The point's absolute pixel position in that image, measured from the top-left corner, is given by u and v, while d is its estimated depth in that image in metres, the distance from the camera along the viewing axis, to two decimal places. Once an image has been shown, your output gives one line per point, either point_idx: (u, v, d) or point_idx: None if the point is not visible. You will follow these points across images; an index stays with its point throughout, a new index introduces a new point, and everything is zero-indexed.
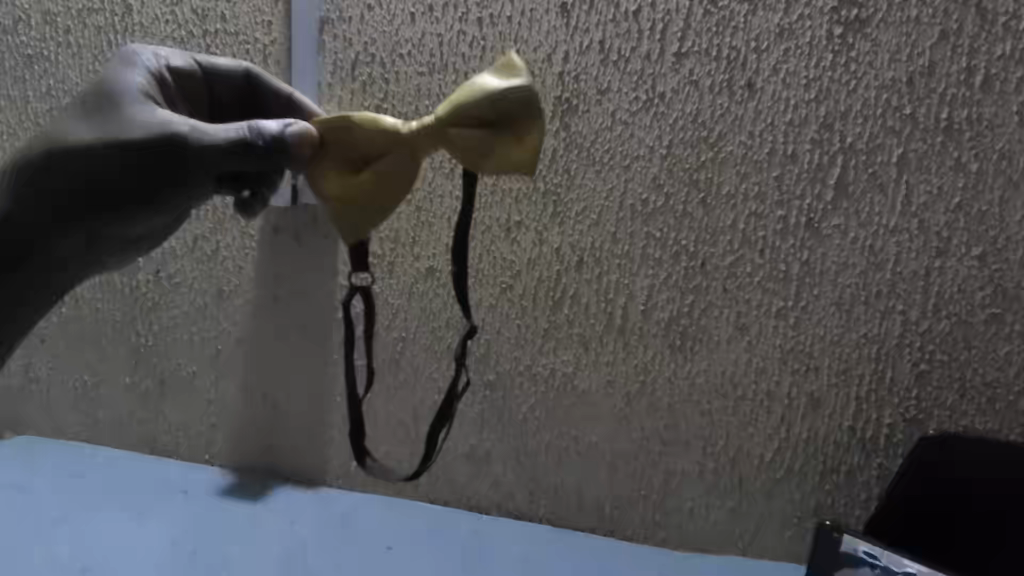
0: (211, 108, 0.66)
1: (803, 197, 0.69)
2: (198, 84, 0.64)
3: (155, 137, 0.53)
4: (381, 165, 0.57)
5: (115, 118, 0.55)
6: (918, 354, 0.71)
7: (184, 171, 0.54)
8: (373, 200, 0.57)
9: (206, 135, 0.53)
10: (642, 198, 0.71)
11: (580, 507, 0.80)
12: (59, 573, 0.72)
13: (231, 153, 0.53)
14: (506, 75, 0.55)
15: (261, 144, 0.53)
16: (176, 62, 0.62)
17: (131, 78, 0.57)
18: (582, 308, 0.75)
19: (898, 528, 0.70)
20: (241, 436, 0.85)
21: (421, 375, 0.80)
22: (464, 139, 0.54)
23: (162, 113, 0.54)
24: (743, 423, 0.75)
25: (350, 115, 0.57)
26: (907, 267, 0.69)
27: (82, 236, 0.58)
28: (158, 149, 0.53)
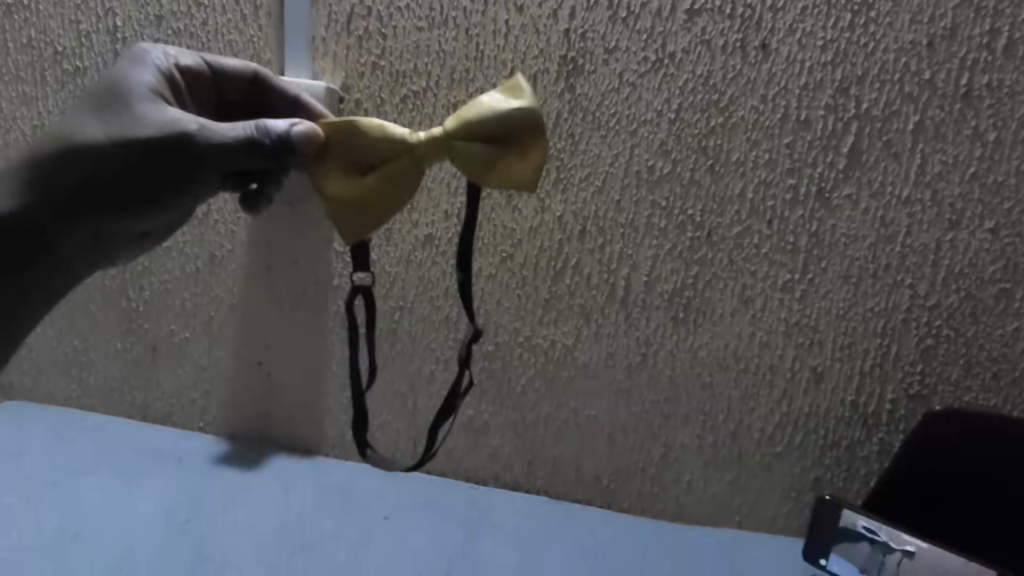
0: (216, 107, 0.66)
1: (815, 165, 0.66)
2: (205, 85, 0.64)
3: (162, 134, 0.54)
4: (384, 169, 0.55)
5: (122, 116, 0.55)
6: (925, 330, 0.70)
7: (190, 166, 0.54)
8: (375, 203, 0.56)
9: (213, 132, 0.54)
10: (648, 164, 0.69)
11: (579, 479, 0.80)
12: (53, 538, 0.71)
13: (240, 151, 0.54)
14: (513, 94, 0.54)
15: (268, 143, 0.54)
16: (184, 62, 0.62)
17: (140, 78, 0.58)
18: (584, 279, 0.73)
19: (896, 501, 0.70)
20: (237, 405, 0.84)
21: (419, 345, 0.78)
22: (471, 154, 0.53)
23: (170, 113, 0.55)
24: (745, 397, 0.74)
25: (358, 120, 0.56)
26: (918, 240, 0.67)
27: (88, 232, 0.58)
28: (165, 146, 0.54)
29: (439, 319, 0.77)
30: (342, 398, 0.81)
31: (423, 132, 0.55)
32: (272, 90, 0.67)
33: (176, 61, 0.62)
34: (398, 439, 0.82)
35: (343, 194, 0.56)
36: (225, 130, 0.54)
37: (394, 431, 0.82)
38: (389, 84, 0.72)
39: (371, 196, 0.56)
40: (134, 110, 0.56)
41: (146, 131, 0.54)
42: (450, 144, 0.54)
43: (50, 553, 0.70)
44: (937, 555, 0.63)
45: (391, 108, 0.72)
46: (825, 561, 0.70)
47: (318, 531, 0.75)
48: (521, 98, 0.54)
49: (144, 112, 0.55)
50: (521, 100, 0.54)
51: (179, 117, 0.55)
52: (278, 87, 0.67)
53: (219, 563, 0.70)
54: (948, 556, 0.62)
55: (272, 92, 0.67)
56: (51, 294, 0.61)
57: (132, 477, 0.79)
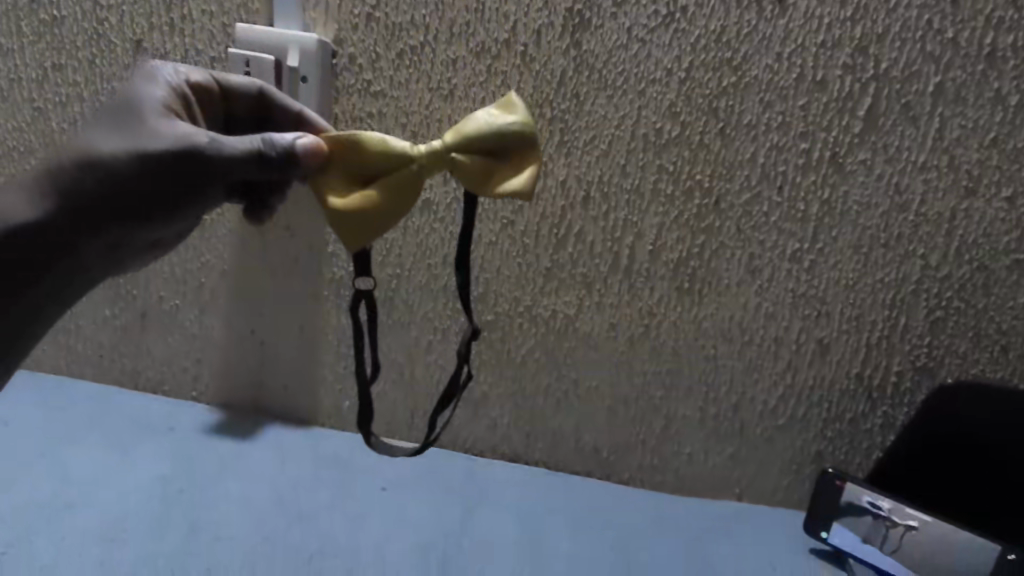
0: (223, 123, 0.62)
1: (829, 129, 0.64)
2: (213, 100, 0.60)
3: (170, 148, 0.50)
4: (385, 182, 0.51)
5: (127, 131, 0.51)
6: (935, 301, 0.68)
7: (199, 179, 0.50)
8: (375, 215, 0.51)
9: (224, 146, 0.50)
10: (656, 127, 0.66)
11: (578, 450, 0.79)
12: (45, 506, 0.70)
13: (251, 166, 0.50)
14: (509, 109, 0.52)
15: (274, 156, 0.50)
16: (193, 78, 0.58)
17: (150, 94, 0.54)
18: (587, 247, 0.71)
19: (899, 471, 0.70)
20: (231, 376, 0.82)
21: (416, 313, 0.76)
22: (473, 168, 0.50)
23: (182, 128, 0.51)
24: (749, 368, 0.73)
25: (355, 132, 0.52)
26: (933, 209, 0.65)
27: (103, 243, 0.53)
28: (174, 162, 0.50)
29: (437, 287, 0.75)
30: (338, 367, 0.79)
31: (421, 145, 0.51)
32: (279, 108, 0.62)
33: (187, 77, 0.58)
34: (394, 409, 0.81)
35: (340, 205, 0.51)
36: (235, 142, 0.50)
37: (391, 402, 0.80)
38: (384, 38, 0.68)
39: (372, 207, 0.51)
40: (142, 126, 0.52)
41: (153, 145, 0.50)
42: (451, 157, 0.51)
43: (43, 520, 0.69)
44: (941, 535, 0.63)
45: (386, 64, 0.69)
46: (826, 534, 0.70)
47: (314, 502, 0.74)
48: (517, 112, 0.51)
49: (152, 126, 0.52)
50: (517, 114, 0.51)
51: (186, 131, 0.51)
52: (286, 103, 0.62)
53: (214, 533, 0.69)
54: (952, 536, 0.63)
55: (280, 110, 0.62)
56: (61, 305, 0.55)
57: (126, 445, 0.78)
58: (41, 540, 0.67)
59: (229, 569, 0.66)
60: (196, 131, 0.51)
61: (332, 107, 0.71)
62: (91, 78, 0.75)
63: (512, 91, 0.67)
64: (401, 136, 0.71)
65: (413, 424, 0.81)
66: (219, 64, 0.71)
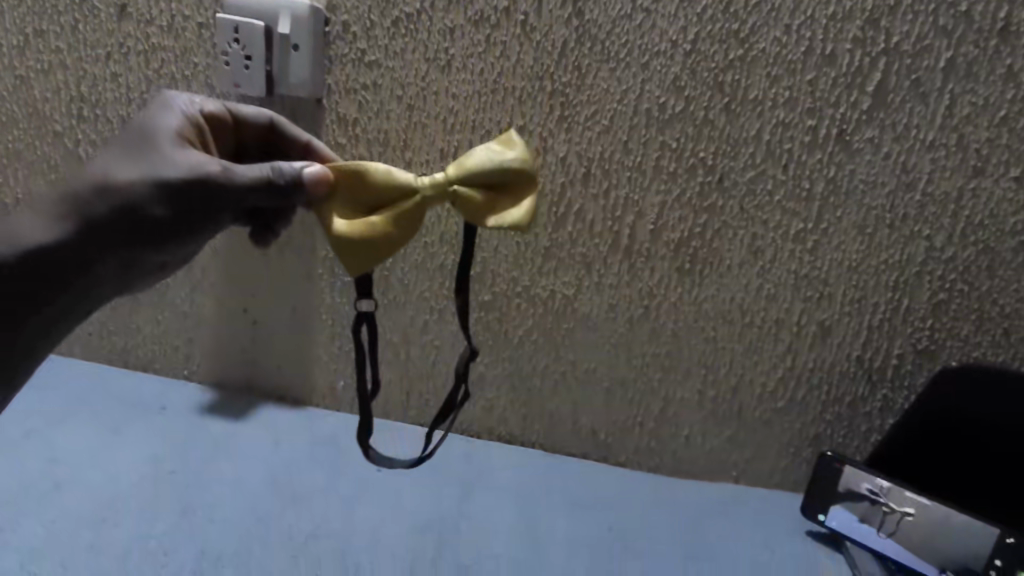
0: (234, 151, 0.62)
1: (837, 106, 0.62)
2: (226, 130, 0.60)
3: (183, 176, 0.50)
4: (386, 213, 0.50)
5: (141, 159, 0.51)
6: (938, 283, 0.67)
7: (210, 206, 0.50)
8: (377, 245, 0.50)
9: (235, 174, 0.50)
10: (660, 101, 0.64)
11: (575, 432, 0.78)
12: (31, 487, 0.69)
13: (260, 197, 0.50)
14: (509, 145, 0.51)
15: (284, 183, 0.50)
16: (208, 107, 0.58)
17: (165, 123, 0.54)
18: (586, 226, 0.70)
19: (898, 450, 0.69)
20: (223, 356, 0.81)
21: (412, 293, 0.75)
22: (476, 203, 0.50)
23: (196, 156, 0.51)
24: (749, 351, 0.72)
25: (357, 164, 0.51)
26: (939, 188, 0.64)
27: (113, 262, 0.52)
28: (187, 190, 0.50)
29: (434, 266, 0.73)
30: (332, 346, 0.78)
31: (423, 177, 0.50)
32: (289, 138, 0.62)
33: (201, 107, 0.58)
34: (389, 390, 0.80)
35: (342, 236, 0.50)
36: (246, 170, 0.50)
37: (387, 382, 0.79)
38: (379, 5, 0.66)
39: (374, 238, 0.50)
40: (156, 154, 0.51)
41: (165, 172, 0.50)
42: (454, 191, 0.50)
43: (32, 500, 0.68)
44: (939, 516, 0.64)
45: (381, 32, 0.67)
46: (823, 516, 0.70)
47: (309, 484, 0.73)
48: (518, 148, 0.50)
49: (166, 154, 0.51)
50: (517, 150, 0.50)
51: (199, 159, 0.51)
52: (296, 133, 0.62)
53: (207, 515, 0.68)
54: (950, 519, 0.63)
55: (290, 141, 0.62)
56: (64, 325, 0.54)
57: (117, 425, 0.77)
58: (30, 521, 0.66)
59: (222, 552, 0.65)
60: (207, 159, 0.50)
61: (324, 77, 0.69)
62: (74, 44, 0.72)
63: (512, 62, 0.65)
64: (396, 108, 0.69)
65: (409, 404, 0.80)
66: (207, 31, 0.69)
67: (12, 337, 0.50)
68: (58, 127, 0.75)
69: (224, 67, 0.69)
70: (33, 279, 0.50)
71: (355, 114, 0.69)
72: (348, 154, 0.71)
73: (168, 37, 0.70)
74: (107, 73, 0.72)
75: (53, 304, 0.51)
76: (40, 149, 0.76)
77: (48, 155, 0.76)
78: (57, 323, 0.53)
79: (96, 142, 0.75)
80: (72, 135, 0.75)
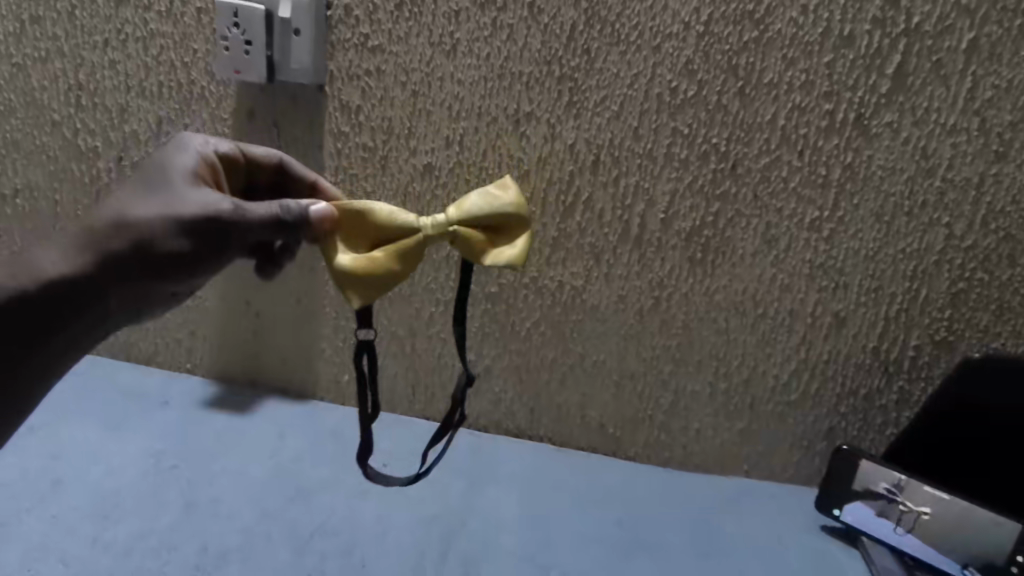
0: (244, 190, 0.60)
1: (855, 89, 0.61)
2: (237, 170, 0.58)
3: (198, 215, 0.49)
4: (388, 249, 0.51)
5: (155, 196, 0.50)
6: (958, 273, 0.65)
7: (221, 244, 0.49)
8: (378, 280, 0.51)
9: (248, 212, 0.49)
10: (671, 85, 0.63)
11: (583, 427, 0.77)
12: (30, 487, 0.68)
13: (271, 235, 0.50)
14: (503, 189, 0.53)
15: (291, 220, 0.49)
16: (221, 147, 0.56)
17: (177, 162, 0.52)
18: (595, 216, 0.68)
19: (918, 433, 0.68)
20: (225, 348, 0.80)
21: (417, 285, 0.74)
22: (474, 243, 0.52)
23: (208, 193, 0.50)
24: (761, 342, 0.70)
25: (360, 201, 0.52)
26: (960, 174, 0.62)
27: (127, 294, 0.50)
28: (199, 230, 0.49)
29: (440, 257, 0.72)
30: (337, 339, 0.77)
31: (425, 215, 0.52)
32: (299, 180, 0.60)
33: (215, 147, 0.56)
34: (395, 384, 0.79)
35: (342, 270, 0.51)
36: (256, 207, 0.49)
37: (392, 376, 0.78)
38: None
39: (376, 272, 0.51)
40: (170, 191, 0.50)
41: (179, 211, 0.49)
42: (454, 231, 0.52)
43: (35, 496, 0.67)
44: (957, 511, 0.62)
45: (385, 16, 0.65)
46: (838, 512, 0.69)
47: (314, 478, 0.72)
48: (513, 192, 0.53)
49: (179, 191, 0.50)
50: (513, 193, 0.53)
51: (212, 197, 0.49)
52: (307, 175, 0.60)
53: (213, 508, 0.67)
54: (969, 515, 0.62)
55: (300, 184, 0.60)
56: (73, 356, 0.51)
57: (119, 422, 0.76)
58: (30, 518, 0.65)
59: (227, 549, 0.64)
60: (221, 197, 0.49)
61: (326, 63, 0.67)
62: (71, 30, 0.71)
63: (519, 46, 0.64)
64: (400, 95, 0.67)
65: (414, 398, 0.79)
66: (206, 17, 0.68)
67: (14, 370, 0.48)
68: (56, 116, 0.74)
69: (223, 53, 0.67)
70: (43, 308, 0.49)
71: (358, 102, 0.68)
72: (351, 142, 0.69)
73: (167, 23, 0.69)
74: (105, 60, 0.71)
75: (60, 334, 0.49)
76: (38, 138, 0.75)
77: (46, 146, 0.75)
78: (64, 355, 0.50)
79: (94, 132, 0.74)
80: (70, 124, 0.74)
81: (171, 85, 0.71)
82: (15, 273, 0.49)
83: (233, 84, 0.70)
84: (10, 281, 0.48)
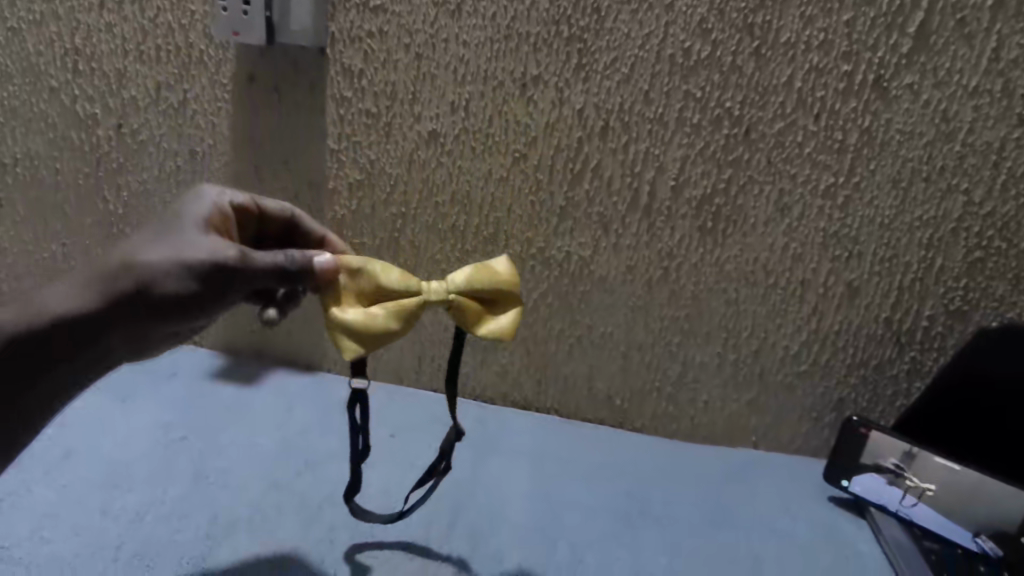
0: (252, 241, 0.60)
1: (875, 49, 0.59)
2: (249, 220, 0.58)
3: (204, 261, 0.48)
4: (387, 308, 0.51)
5: (165, 240, 0.49)
6: (975, 241, 0.64)
7: (224, 288, 0.48)
8: (375, 339, 0.50)
9: (254, 260, 0.48)
10: (684, 46, 0.61)
11: (590, 398, 0.77)
12: (34, 460, 0.66)
13: (275, 282, 0.49)
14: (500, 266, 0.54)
15: (298, 269, 0.49)
16: (236, 198, 0.56)
17: (192, 210, 0.52)
18: (604, 183, 0.67)
19: (929, 404, 0.67)
20: (231, 321, 0.81)
21: (423, 255, 0.72)
22: (470, 313, 0.53)
23: (217, 239, 0.49)
24: (772, 313, 0.69)
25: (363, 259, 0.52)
26: (981, 138, 0.61)
27: (133, 332, 0.50)
28: (205, 275, 0.48)
29: (446, 227, 0.71)
30: None
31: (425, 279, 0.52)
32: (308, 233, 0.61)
33: (230, 197, 0.56)
34: (401, 356, 0.78)
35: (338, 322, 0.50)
36: (265, 256, 0.49)
37: (398, 348, 0.78)
38: None
39: (373, 329, 0.50)
40: (180, 236, 0.49)
41: (186, 254, 0.48)
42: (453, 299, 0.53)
43: (41, 467, 0.66)
44: (969, 482, 0.62)
45: None
46: (846, 482, 0.69)
47: (323, 449, 0.71)
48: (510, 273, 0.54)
49: (189, 236, 0.49)
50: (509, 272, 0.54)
51: (217, 241, 0.48)
52: (315, 229, 0.61)
53: (221, 479, 0.66)
54: (981, 486, 0.62)
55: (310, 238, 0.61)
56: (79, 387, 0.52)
57: (127, 394, 0.75)
58: (40, 487, 0.64)
59: (237, 520, 0.62)
60: (225, 243, 0.48)
61: (327, 24, 0.65)
62: None
63: (526, 5, 0.62)
64: (404, 57, 0.65)
65: (421, 371, 0.79)
66: None
67: (21, 397, 0.49)
68: (53, 82, 0.72)
69: (221, 13, 0.65)
70: (50, 341, 0.49)
71: (361, 65, 0.66)
72: (354, 108, 0.68)
73: None
74: (101, 23, 0.69)
75: (66, 366, 0.50)
76: (36, 105, 0.74)
77: (45, 112, 0.74)
78: (71, 384, 0.51)
79: (93, 98, 0.72)
80: (68, 90, 0.72)
81: (169, 49, 0.69)
82: (21, 315, 0.49)
83: (232, 47, 0.68)
84: (19, 321, 0.49)
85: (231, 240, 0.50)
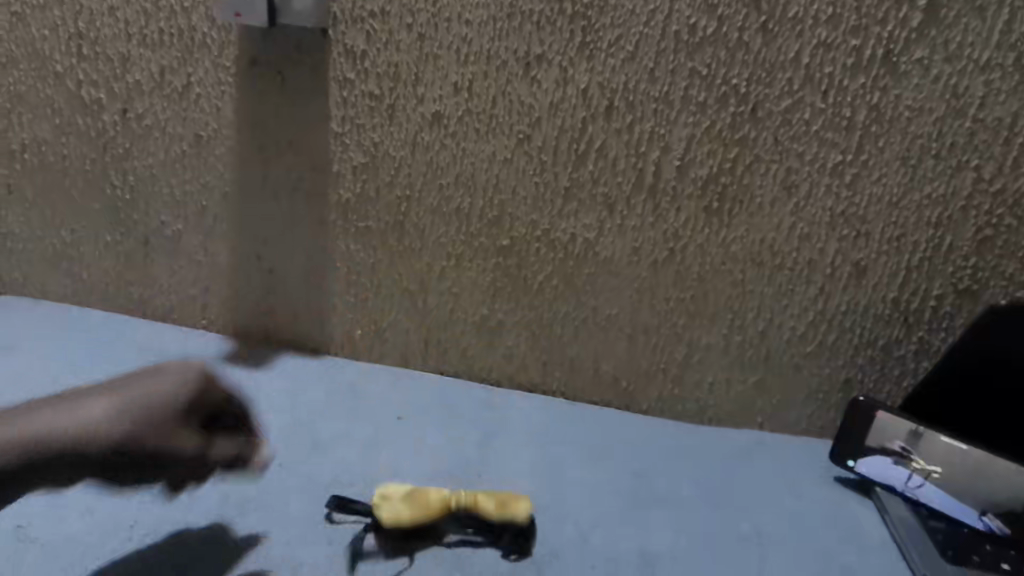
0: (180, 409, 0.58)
1: (884, 23, 0.58)
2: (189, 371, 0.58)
3: (155, 447, 0.49)
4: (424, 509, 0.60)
5: (100, 408, 0.49)
6: (985, 219, 0.63)
7: (166, 468, 0.50)
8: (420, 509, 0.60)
9: (212, 451, 0.51)
10: (690, 23, 0.60)
11: (596, 380, 0.77)
12: None
13: (210, 469, 0.51)
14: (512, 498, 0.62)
15: (245, 465, 0.52)
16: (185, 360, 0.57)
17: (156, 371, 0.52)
18: (609, 164, 0.66)
19: (935, 382, 0.67)
20: (236, 305, 0.80)
21: (428, 238, 0.73)
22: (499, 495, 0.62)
23: (170, 407, 0.50)
24: (778, 294, 0.69)
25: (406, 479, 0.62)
26: (992, 114, 0.60)
27: (54, 468, 0.48)
28: (154, 455, 0.49)
29: (451, 210, 0.71)
30: (348, 296, 0.77)
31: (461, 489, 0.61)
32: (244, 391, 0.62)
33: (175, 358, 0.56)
34: (407, 340, 0.79)
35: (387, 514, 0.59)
36: (220, 448, 0.51)
37: (404, 332, 0.78)
38: None
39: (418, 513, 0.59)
40: (127, 404, 0.49)
41: (153, 410, 0.49)
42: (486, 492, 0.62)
43: None
44: (976, 461, 0.62)
45: None
46: (853, 462, 0.68)
47: (331, 431, 0.71)
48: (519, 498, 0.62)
49: (140, 403, 0.49)
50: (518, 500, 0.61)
51: (183, 436, 0.50)
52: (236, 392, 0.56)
53: (231, 461, 0.66)
54: (989, 466, 0.61)
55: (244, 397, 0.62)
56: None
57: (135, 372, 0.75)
58: None
59: (246, 500, 0.63)
60: (192, 437, 0.50)
61: (329, 5, 0.65)
62: None
63: None
64: (406, 38, 0.65)
65: (427, 354, 0.79)
66: None
67: None
68: (58, 67, 0.73)
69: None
70: None
71: (363, 47, 0.66)
72: (357, 90, 0.67)
73: None
74: (104, 7, 0.69)
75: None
76: (42, 91, 0.74)
77: (50, 98, 0.74)
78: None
79: (98, 83, 0.72)
80: (73, 75, 0.73)
81: (172, 32, 0.69)
82: None
83: (235, 30, 0.68)
84: None
85: (188, 422, 0.51)
